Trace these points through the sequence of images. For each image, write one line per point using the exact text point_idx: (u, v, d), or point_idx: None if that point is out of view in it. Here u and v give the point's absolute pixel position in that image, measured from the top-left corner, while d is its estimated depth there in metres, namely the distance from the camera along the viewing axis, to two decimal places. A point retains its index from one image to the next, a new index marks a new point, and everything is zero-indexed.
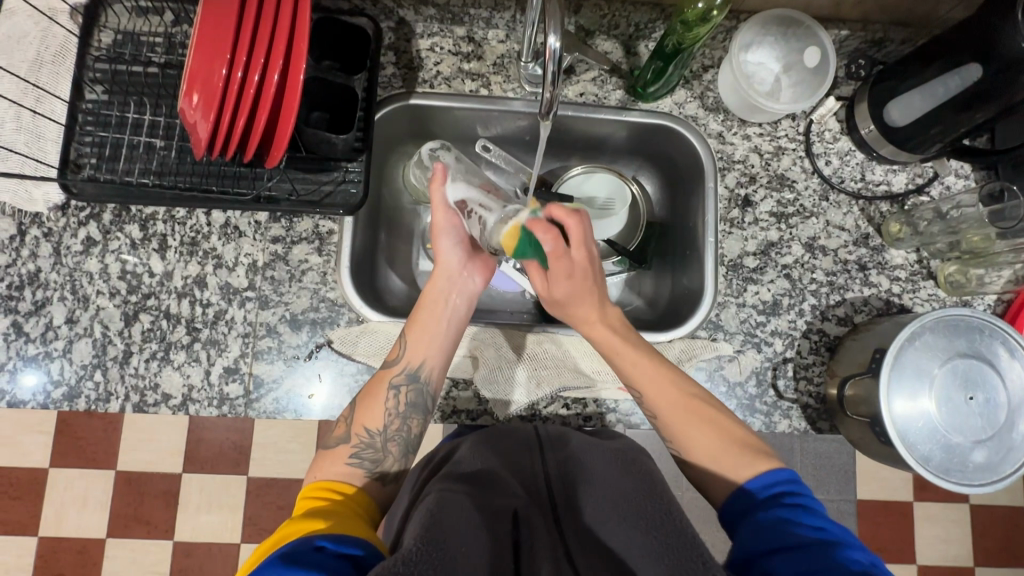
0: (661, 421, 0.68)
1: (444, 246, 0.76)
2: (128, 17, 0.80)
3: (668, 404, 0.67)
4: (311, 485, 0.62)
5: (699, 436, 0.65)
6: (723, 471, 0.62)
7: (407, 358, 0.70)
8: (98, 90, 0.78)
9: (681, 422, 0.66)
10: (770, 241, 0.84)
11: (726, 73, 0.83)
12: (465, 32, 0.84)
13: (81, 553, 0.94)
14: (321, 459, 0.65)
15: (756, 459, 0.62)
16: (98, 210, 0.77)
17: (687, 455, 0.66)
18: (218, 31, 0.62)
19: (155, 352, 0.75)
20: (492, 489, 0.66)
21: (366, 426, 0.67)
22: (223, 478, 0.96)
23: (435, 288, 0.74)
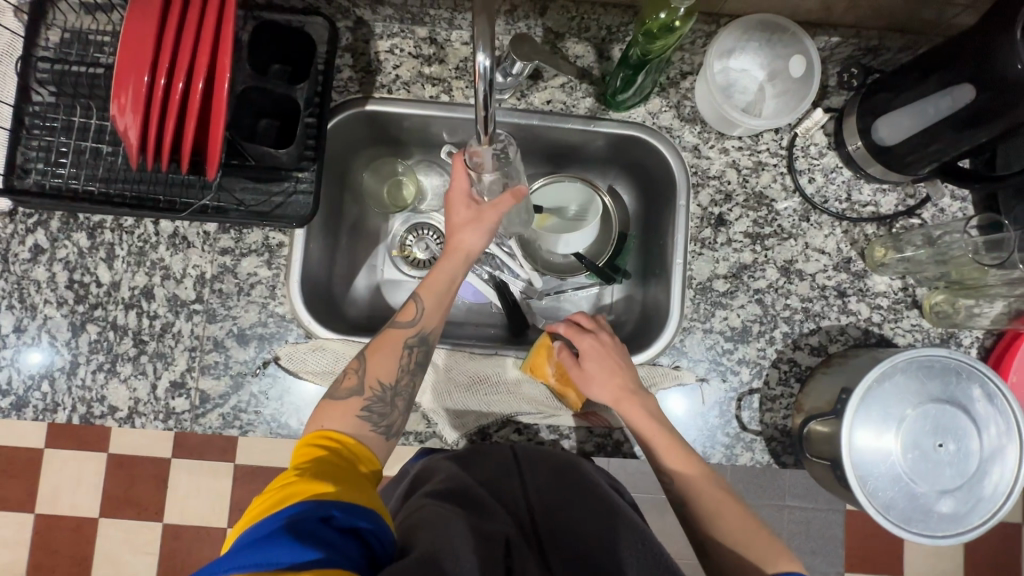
0: (688, 510, 0.66)
1: (476, 233, 0.72)
2: (75, 15, 0.76)
3: (703, 497, 0.65)
4: (314, 436, 0.60)
5: (726, 528, 0.63)
6: (755, 563, 0.60)
7: (423, 322, 0.68)
8: (45, 91, 0.75)
9: (712, 514, 0.64)
10: (743, 263, 0.79)
11: (703, 81, 0.77)
12: (427, 33, 0.80)
13: (78, 529, 1.08)
14: (327, 408, 0.63)
15: (783, 553, 0.61)
16: (46, 217, 0.76)
17: (712, 550, 0.63)
18: (139, 33, 0.57)
19: (102, 363, 0.74)
20: (482, 515, 0.62)
21: (380, 379, 0.65)
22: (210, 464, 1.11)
23: (452, 266, 0.72)
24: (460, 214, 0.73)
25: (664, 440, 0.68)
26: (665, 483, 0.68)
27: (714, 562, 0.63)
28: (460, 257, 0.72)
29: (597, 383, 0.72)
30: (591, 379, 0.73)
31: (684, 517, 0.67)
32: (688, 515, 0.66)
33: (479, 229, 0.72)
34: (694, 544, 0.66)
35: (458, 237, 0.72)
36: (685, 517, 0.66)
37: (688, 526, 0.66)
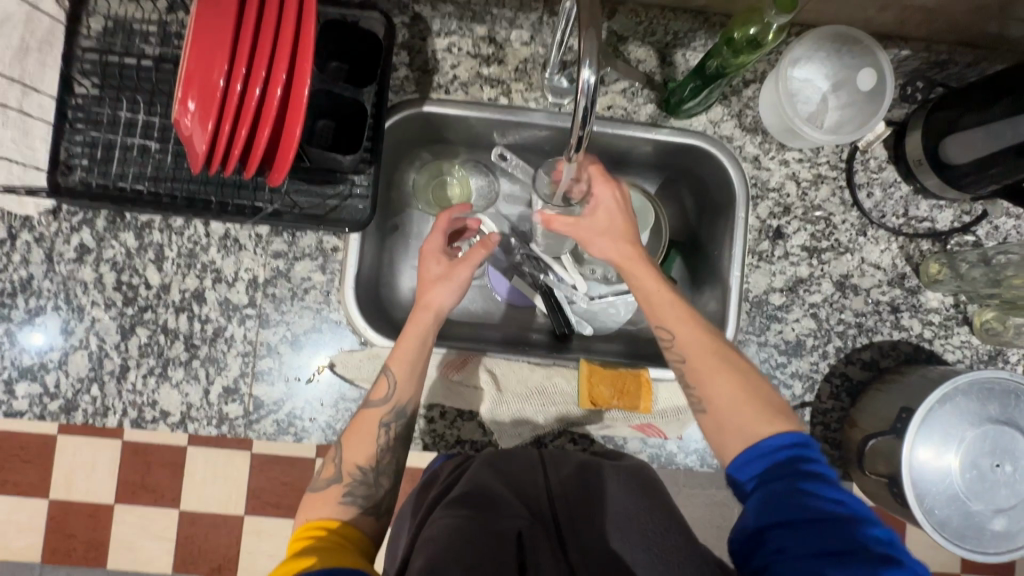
0: (687, 366, 0.65)
1: (445, 290, 0.72)
2: (119, 2, 0.73)
3: (702, 358, 0.64)
4: (302, 528, 0.62)
5: (727, 386, 0.62)
6: (753, 420, 0.60)
7: (395, 397, 0.67)
8: (89, 83, 0.72)
9: (709, 373, 0.63)
10: (799, 277, 0.79)
11: (770, 89, 0.76)
12: (486, 31, 0.77)
13: (92, 516, 1.01)
14: (312, 499, 0.65)
15: (782, 416, 0.60)
16: (92, 216, 0.74)
17: (709, 404, 0.63)
18: (213, 38, 0.55)
19: (153, 368, 0.73)
20: (496, 510, 0.62)
21: (357, 464, 0.66)
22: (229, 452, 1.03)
23: (421, 325, 0.70)
24: (431, 270, 0.73)
25: (666, 293, 0.68)
26: (664, 338, 0.67)
27: (710, 418, 0.63)
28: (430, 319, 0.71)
29: (607, 237, 0.72)
30: (599, 231, 0.72)
31: (680, 371, 0.65)
32: (686, 373, 0.65)
33: (444, 288, 0.71)
34: (689, 402, 0.65)
35: (427, 294, 0.72)
36: (682, 375, 0.65)
37: (682, 382, 0.65)
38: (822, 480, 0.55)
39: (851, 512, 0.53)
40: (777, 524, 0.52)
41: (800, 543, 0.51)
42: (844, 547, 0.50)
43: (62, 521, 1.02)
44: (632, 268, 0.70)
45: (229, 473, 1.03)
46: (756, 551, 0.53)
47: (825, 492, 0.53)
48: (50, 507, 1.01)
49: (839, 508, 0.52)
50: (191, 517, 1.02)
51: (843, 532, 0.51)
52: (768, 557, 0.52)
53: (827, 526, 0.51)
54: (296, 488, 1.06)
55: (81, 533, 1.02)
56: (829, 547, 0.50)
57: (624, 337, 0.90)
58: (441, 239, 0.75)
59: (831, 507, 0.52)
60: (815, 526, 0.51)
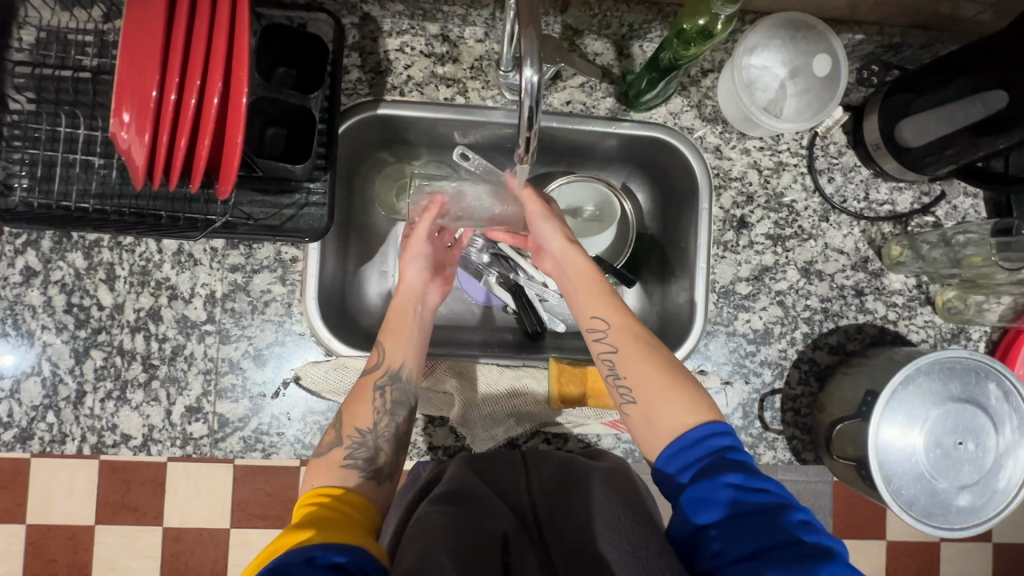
0: (619, 356, 0.65)
1: (413, 263, 0.76)
2: (51, 12, 0.69)
3: (634, 349, 0.65)
4: (307, 493, 0.58)
5: (654, 377, 0.62)
6: (680, 407, 0.60)
7: (386, 361, 0.68)
8: (24, 99, 0.68)
9: (639, 359, 0.64)
10: (764, 265, 0.79)
11: (727, 80, 0.75)
12: (438, 29, 0.76)
13: (70, 539, 0.99)
14: (315, 467, 0.62)
15: (706, 403, 0.60)
16: (36, 237, 0.71)
17: (637, 393, 0.63)
18: (143, 46, 0.53)
19: (111, 391, 0.71)
20: (480, 511, 0.61)
21: (357, 427, 0.64)
22: (208, 467, 1.01)
23: (401, 298, 0.75)
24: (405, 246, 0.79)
25: (599, 284, 0.70)
26: (597, 330, 0.67)
27: (639, 409, 0.62)
28: (404, 291, 0.75)
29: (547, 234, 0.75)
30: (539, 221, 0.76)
31: (611, 365, 0.66)
32: (618, 364, 0.65)
33: (409, 256, 0.76)
34: (619, 397, 0.65)
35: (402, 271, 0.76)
36: (614, 368, 0.66)
37: (613, 374, 0.65)
38: (744, 468, 0.55)
39: (775, 500, 0.53)
40: (709, 526, 0.53)
41: (730, 542, 0.51)
42: (773, 542, 0.49)
43: (35, 547, 0.99)
44: (570, 259, 0.73)
45: (209, 488, 1.01)
46: (699, 554, 0.52)
47: (748, 482, 0.53)
48: (27, 533, 0.98)
49: (762, 498, 0.52)
50: (175, 534, 1.00)
51: (771, 525, 0.50)
52: (706, 560, 0.51)
53: (752, 518, 0.51)
54: (279, 498, 1.05)
55: (59, 558, 1.00)
56: (760, 543, 0.50)
57: None
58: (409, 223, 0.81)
59: (754, 498, 0.52)
60: (741, 519, 0.51)
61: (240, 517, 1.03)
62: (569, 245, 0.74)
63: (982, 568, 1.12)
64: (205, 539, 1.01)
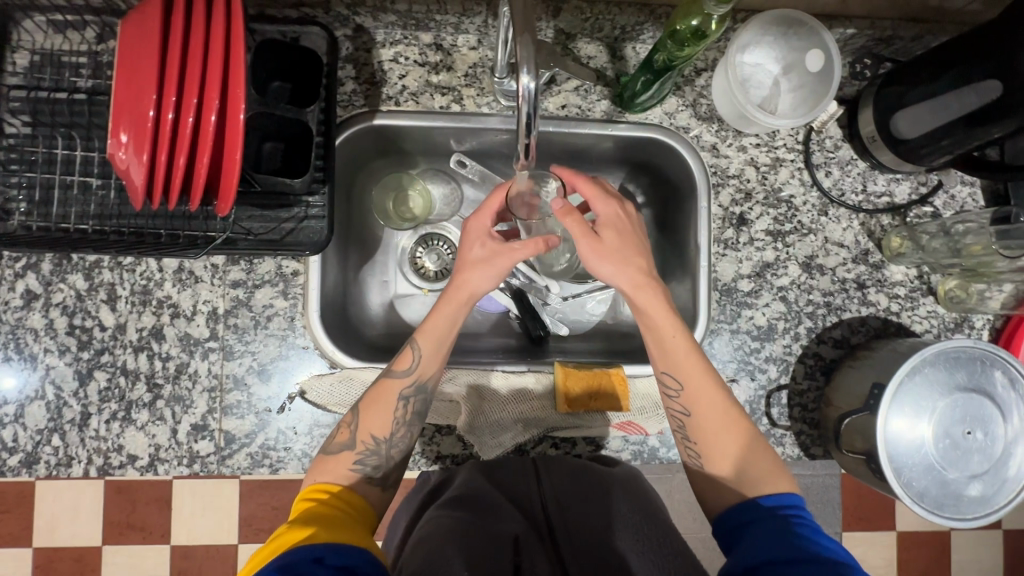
0: (692, 420, 0.64)
1: (485, 274, 0.68)
2: (44, 35, 0.70)
3: (706, 411, 0.64)
4: (307, 489, 0.60)
5: (732, 445, 0.63)
6: (752, 478, 0.61)
7: (419, 371, 0.65)
8: (19, 122, 0.68)
9: (714, 427, 0.63)
10: (766, 261, 0.79)
11: (720, 79, 0.76)
12: (432, 38, 0.76)
13: (77, 561, 0.98)
14: (321, 462, 0.63)
15: (783, 475, 0.61)
16: (35, 260, 0.70)
17: (710, 457, 0.63)
18: (140, 67, 0.54)
19: (115, 412, 0.71)
20: (491, 514, 0.62)
21: (373, 434, 0.63)
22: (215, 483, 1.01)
23: (453, 305, 0.67)
24: (475, 251, 0.69)
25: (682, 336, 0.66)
26: (670, 386, 0.66)
27: (708, 474, 0.63)
28: (460, 295, 0.67)
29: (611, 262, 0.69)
30: (604, 255, 0.69)
31: (681, 424, 0.65)
32: (689, 426, 0.65)
33: (487, 270, 0.68)
34: (687, 454, 0.65)
35: (465, 275, 0.68)
36: (684, 427, 0.65)
37: (682, 433, 0.66)
38: (813, 528, 0.55)
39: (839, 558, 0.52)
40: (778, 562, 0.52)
41: None
42: None
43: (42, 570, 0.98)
44: (636, 301, 0.67)
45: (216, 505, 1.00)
46: None
47: (818, 536, 0.53)
48: (34, 557, 0.97)
49: (828, 551, 0.52)
50: (183, 553, 0.99)
51: (838, 572, 0.50)
52: None
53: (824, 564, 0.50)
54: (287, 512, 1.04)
55: None
56: None
57: (599, 335, 0.90)
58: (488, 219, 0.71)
59: (822, 550, 0.52)
60: (808, 566, 0.50)
61: (251, 531, 1.03)
62: (634, 283, 0.67)
63: (995, 557, 1.11)
64: (213, 557, 1.00)
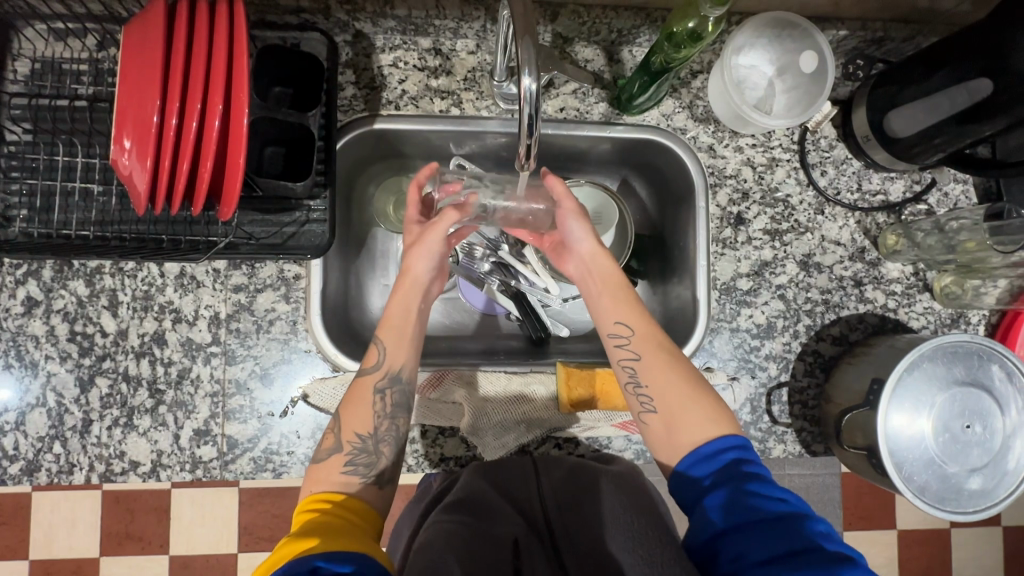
0: (641, 364, 0.66)
1: (422, 256, 0.72)
2: (45, 43, 0.70)
3: (656, 358, 0.66)
4: (308, 500, 0.59)
5: (678, 386, 0.63)
6: (698, 420, 0.61)
7: (387, 362, 0.67)
8: (20, 130, 0.69)
9: (661, 370, 0.65)
10: (764, 260, 0.80)
11: (716, 80, 0.77)
12: (431, 43, 0.77)
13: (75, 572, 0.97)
14: (315, 471, 0.62)
15: (726, 418, 0.61)
16: (36, 267, 0.70)
17: (659, 401, 0.64)
18: (143, 74, 0.54)
19: (117, 418, 0.70)
20: (490, 518, 0.63)
21: (357, 432, 0.63)
22: (215, 491, 1.01)
23: (404, 290, 0.71)
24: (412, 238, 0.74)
25: (623, 287, 0.71)
26: (619, 336, 0.68)
27: (659, 419, 0.63)
28: (409, 284, 0.71)
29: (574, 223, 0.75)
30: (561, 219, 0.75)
31: (632, 372, 0.66)
32: (641, 372, 0.66)
33: (421, 251, 0.71)
34: (638, 405, 0.65)
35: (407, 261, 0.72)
36: (635, 374, 0.66)
37: (633, 382, 0.66)
38: (763, 480, 0.55)
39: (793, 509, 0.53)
40: (729, 532, 0.52)
41: (754, 546, 0.50)
42: (796, 547, 0.49)
43: None
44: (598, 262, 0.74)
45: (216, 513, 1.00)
46: (716, 559, 0.52)
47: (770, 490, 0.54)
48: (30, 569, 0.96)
49: (782, 506, 0.53)
50: (183, 562, 0.98)
51: (794, 530, 0.51)
52: (726, 563, 0.51)
53: (780, 523, 0.51)
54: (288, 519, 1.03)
55: None
56: (781, 547, 0.50)
57: (600, 336, 0.91)
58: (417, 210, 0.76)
59: (776, 506, 0.53)
60: (763, 530, 0.51)
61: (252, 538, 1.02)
62: (598, 248, 0.74)
63: (995, 553, 1.12)
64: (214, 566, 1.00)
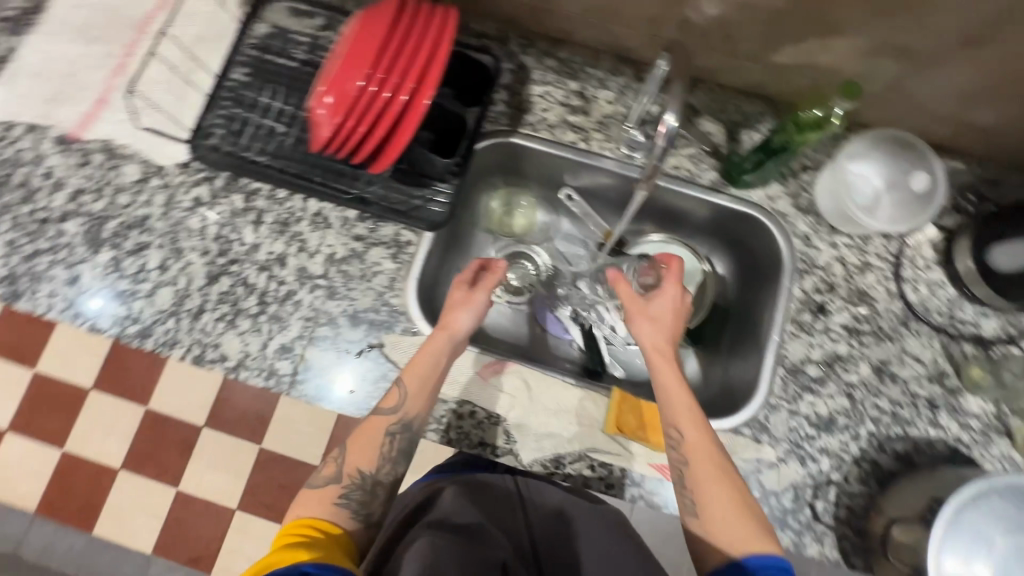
0: (688, 469, 0.67)
1: (465, 314, 0.76)
2: (285, 16, 0.89)
3: (705, 464, 0.66)
4: (298, 523, 0.64)
5: (724, 493, 0.65)
6: (742, 535, 0.62)
7: (405, 410, 0.71)
8: (242, 72, 0.86)
9: (708, 476, 0.66)
10: (837, 354, 0.81)
11: (827, 179, 0.82)
12: (577, 86, 0.88)
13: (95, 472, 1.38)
14: (306, 495, 0.67)
15: (767, 539, 0.62)
16: (212, 176, 0.85)
17: (701, 506, 0.65)
18: (362, 46, 0.67)
19: (224, 314, 0.80)
20: (480, 539, 0.71)
21: (359, 469, 0.68)
22: (240, 444, 1.38)
23: (437, 343, 0.74)
24: (454, 295, 0.78)
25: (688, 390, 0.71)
26: (671, 436, 0.69)
27: (700, 523, 0.65)
28: (443, 337, 0.75)
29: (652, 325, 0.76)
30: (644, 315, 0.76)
31: (681, 473, 0.68)
32: (687, 475, 0.67)
33: (464, 309, 0.76)
34: (682, 502, 0.67)
35: (449, 316, 0.76)
36: (682, 475, 0.67)
37: (678, 481, 0.68)
38: None
39: None
40: None
41: None
42: None
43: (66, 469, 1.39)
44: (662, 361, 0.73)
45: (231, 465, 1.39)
46: None
47: None
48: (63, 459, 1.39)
49: None
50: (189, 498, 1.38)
51: None
52: None
53: None
54: None
55: (81, 491, 1.39)
56: None
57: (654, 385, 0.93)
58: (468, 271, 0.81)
59: None
60: None
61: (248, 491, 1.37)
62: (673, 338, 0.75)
63: None
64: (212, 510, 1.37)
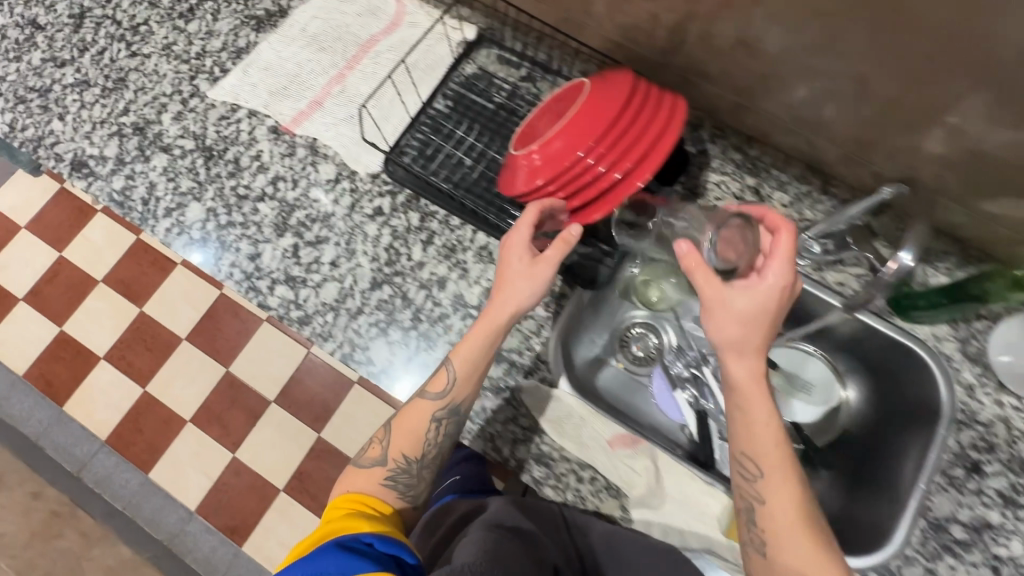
0: (765, 508, 0.59)
1: (526, 290, 0.69)
2: (493, 60, 0.95)
3: (785, 506, 0.58)
4: (343, 501, 0.70)
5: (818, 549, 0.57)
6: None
7: (451, 395, 0.71)
8: (444, 103, 0.93)
9: (794, 523, 0.58)
10: (988, 521, 0.75)
11: (1009, 331, 0.79)
12: (755, 182, 0.89)
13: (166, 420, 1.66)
14: (355, 475, 0.72)
15: None
16: (397, 191, 0.91)
17: (785, 558, 0.58)
18: (587, 119, 0.72)
19: (379, 321, 0.84)
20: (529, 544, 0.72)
21: (403, 453, 0.71)
22: (293, 417, 1.63)
23: (491, 321, 0.70)
24: (515, 268, 0.70)
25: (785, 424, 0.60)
26: (747, 469, 0.61)
27: (765, 562, 0.59)
28: (493, 309, 0.70)
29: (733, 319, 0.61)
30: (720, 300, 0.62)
31: (751, 508, 0.61)
32: (760, 514, 0.60)
33: (528, 287, 0.69)
34: (749, 539, 0.61)
35: (504, 290, 0.69)
36: (752, 511, 0.61)
37: (749, 516, 0.61)
38: None
39: None
40: None
41: None
42: None
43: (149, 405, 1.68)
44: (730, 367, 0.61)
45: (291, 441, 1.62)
46: None
47: None
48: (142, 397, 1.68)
49: None
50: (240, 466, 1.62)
51: None
52: None
53: None
54: None
55: (148, 431, 1.66)
56: None
57: None
58: (525, 233, 0.70)
59: None
60: None
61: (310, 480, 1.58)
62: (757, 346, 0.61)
63: None
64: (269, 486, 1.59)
